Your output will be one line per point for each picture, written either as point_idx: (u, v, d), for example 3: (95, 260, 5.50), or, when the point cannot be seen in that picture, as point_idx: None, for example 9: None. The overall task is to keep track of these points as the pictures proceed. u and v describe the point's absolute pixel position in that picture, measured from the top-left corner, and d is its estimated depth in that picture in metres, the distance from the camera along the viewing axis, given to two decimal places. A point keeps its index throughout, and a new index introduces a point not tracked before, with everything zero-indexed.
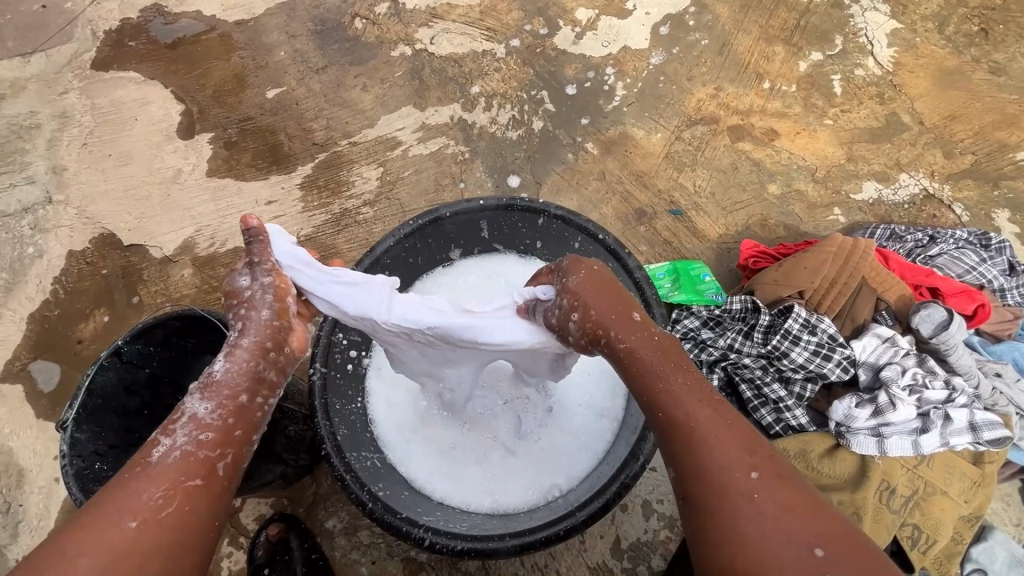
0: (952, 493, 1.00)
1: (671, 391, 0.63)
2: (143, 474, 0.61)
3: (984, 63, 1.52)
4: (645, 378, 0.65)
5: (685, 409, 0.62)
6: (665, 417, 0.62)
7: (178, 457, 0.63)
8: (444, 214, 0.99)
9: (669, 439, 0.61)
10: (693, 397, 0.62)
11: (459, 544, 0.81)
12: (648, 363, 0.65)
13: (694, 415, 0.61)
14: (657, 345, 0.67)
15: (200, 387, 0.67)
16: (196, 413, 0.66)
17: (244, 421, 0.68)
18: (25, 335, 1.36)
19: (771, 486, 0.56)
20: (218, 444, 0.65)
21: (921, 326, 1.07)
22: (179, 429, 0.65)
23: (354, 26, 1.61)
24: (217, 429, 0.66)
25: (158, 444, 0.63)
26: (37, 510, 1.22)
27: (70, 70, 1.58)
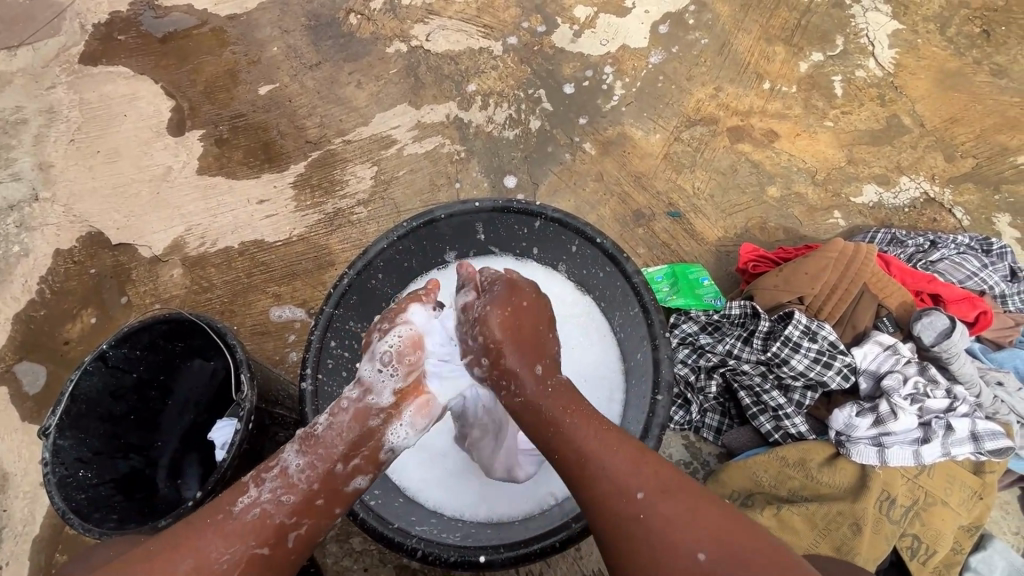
0: (952, 503, 0.99)
1: (572, 434, 0.70)
2: (225, 526, 0.68)
3: (985, 65, 1.51)
4: (543, 422, 0.74)
5: (585, 443, 0.69)
6: (567, 452, 0.70)
7: (256, 515, 0.69)
8: (439, 215, 0.95)
9: (575, 476, 0.68)
10: (597, 433, 0.70)
11: (452, 555, 0.79)
12: (550, 409, 0.74)
13: (600, 452, 0.68)
14: (553, 393, 0.76)
15: (300, 444, 0.72)
16: (288, 469, 0.72)
17: (326, 490, 0.72)
18: (11, 336, 1.33)
19: (657, 500, 0.64)
20: (295, 512, 0.70)
21: (922, 333, 1.06)
22: (267, 483, 0.71)
23: (349, 21, 1.58)
24: (299, 493, 0.71)
25: (245, 495, 0.70)
26: (22, 516, 1.20)
27: (58, 64, 1.55)
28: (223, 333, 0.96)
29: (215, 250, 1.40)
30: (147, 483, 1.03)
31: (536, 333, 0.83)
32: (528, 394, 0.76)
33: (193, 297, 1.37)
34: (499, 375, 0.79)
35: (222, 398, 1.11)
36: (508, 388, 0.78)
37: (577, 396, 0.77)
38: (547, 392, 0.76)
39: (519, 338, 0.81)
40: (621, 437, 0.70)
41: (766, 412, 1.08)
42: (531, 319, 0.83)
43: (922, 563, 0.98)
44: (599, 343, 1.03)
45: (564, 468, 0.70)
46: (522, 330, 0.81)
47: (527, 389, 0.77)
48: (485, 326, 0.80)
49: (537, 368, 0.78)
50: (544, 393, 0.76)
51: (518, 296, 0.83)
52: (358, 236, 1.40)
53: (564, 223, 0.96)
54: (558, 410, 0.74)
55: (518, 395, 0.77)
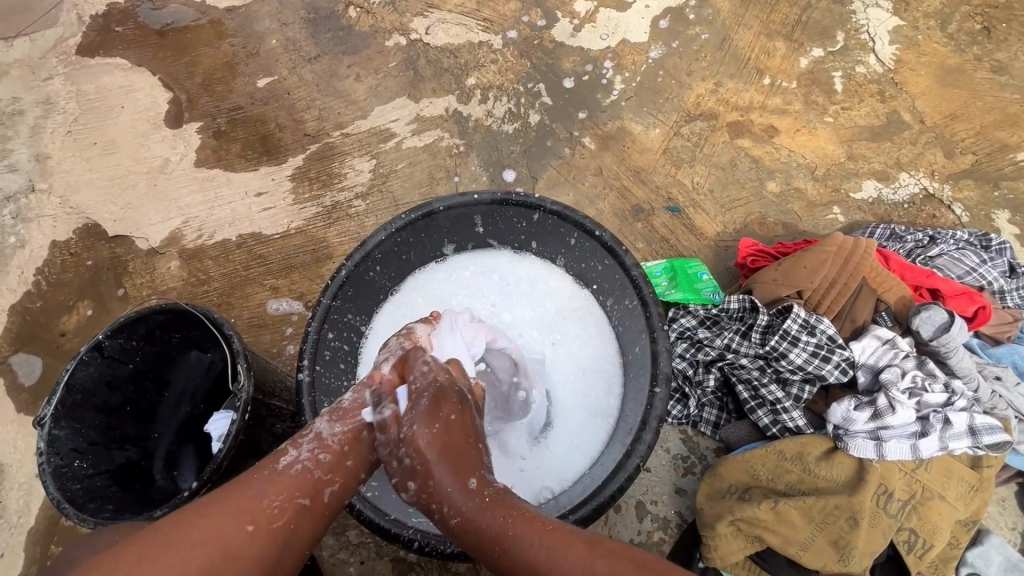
0: (949, 497, 0.99)
1: (519, 549, 0.63)
2: (272, 478, 0.68)
3: (986, 62, 1.51)
4: (486, 542, 0.64)
5: (533, 558, 0.62)
6: (521, 572, 0.62)
7: (298, 470, 0.69)
8: (437, 208, 0.95)
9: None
10: (543, 541, 0.62)
11: (449, 547, 0.78)
12: (484, 524, 0.65)
13: (553, 562, 0.61)
14: (491, 504, 0.66)
15: (331, 411, 0.73)
16: (322, 432, 0.72)
17: (357, 454, 0.72)
18: (7, 327, 1.32)
19: None
20: (331, 469, 0.70)
21: (921, 328, 1.05)
22: (306, 444, 0.71)
23: (348, 14, 1.57)
24: (334, 452, 0.71)
25: (286, 454, 0.70)
26: (17, 507, 1.20)
27: (55, 55, 1.54)
28: (220, 324, 0.96)
29: (213, 242, 1.40)
30: (143, 474, 1.03)
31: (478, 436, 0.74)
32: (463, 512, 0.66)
33: (190, 289, 1.36)
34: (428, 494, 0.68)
35: (219, 389, 1.11)
36: (440, 509, 0.67)
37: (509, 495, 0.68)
38: (484, 503, 0.66)
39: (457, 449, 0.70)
40: (568, 533, 0.63)
41: (764, 407, 1.07)
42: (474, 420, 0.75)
43: (918, 557, 0.98)
44: (597, 337, 1.03)
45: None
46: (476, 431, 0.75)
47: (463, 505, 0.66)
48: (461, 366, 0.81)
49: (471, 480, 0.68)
50: (481, 506, 0.66)
51: (445, 408, 0.72)
52: (356, 229, 1.40)
53: (563, 216, 0.95)
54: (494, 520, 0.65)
55: (452, 516, 0.67)
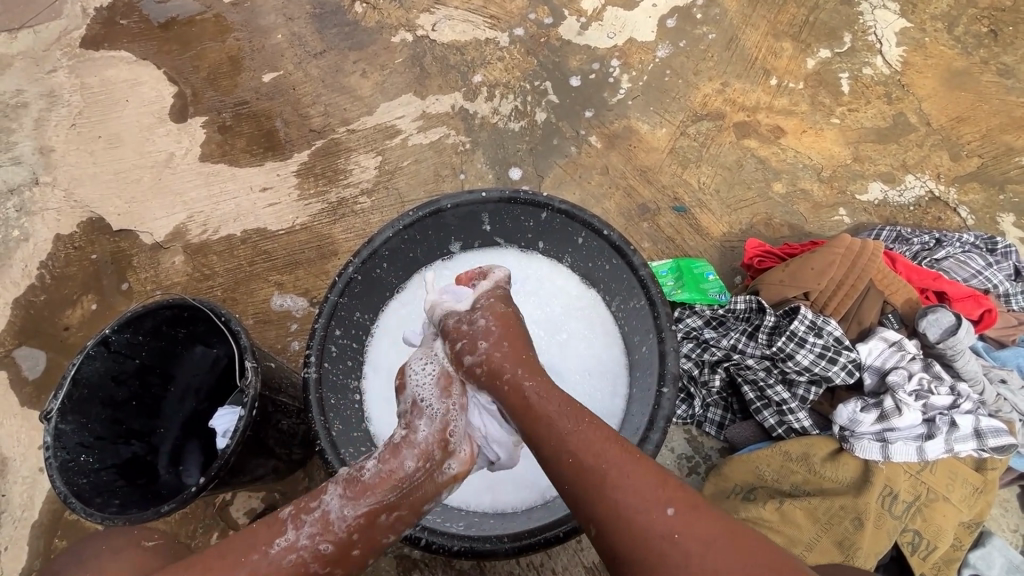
0: (954, 499, 1.00)
1: (586, 437, 0.66)
2: (261, 569, 0.65)
3: (992, 65, 1.51)
4: (547, 421, 0.68)
5: (603, 450, 0.65)
6: (586, 458, 0.64)
7: (293, 560, 0.66)
8: (445, 205, 0.95)
9: (589, 481, 0.63)
10: (618, 443, 0.65)
11: (456, 544, 0.79)
12: (561, 408, 0.69)
13: (619, 460, 0.64)
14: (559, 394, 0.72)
15: (346, 487, 0.70)
16: (329, 513, 0.69)
17: (365, 542, 0.69)
18: (11, 321, 1.32)
19: (689, 516, 0.59)
20: (330, 561, 0.67)
21: (928, 330, 1.06)
22: (306, 527, 0.68)
23: (354, 10, 1.57)
24: (337, 542, 0.68)
25: (283, 537, 0.67)
26: (20, 501, 1.19)
27: (59, 47, 1.53)
28: (228, 319, 0.96)
29: (217, 237, 1.39)
30: (148, 469, 1.03)
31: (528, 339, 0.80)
32: (529, 389, 0.71)
33: (195, 284, 1.36)
34: (494, 368, 0.75)
35: (224, 384, 1.11)
36: (509, 378, 0.73)
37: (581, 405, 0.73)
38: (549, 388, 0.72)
39: (521, 333, 0.79)
40: (637, 449, 0.66)
41: (770, 407, 1.07)
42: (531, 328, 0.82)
43: (922, 558, 0.98)
44: (603, 336, 1.03)
45: (579, 475, 0.64)
46: (514, 328, 0.79)
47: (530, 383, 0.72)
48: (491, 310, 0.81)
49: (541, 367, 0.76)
50: (545, 388, 0.72)
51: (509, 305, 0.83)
52: (361, 226, 1.40)
53: (571, 215, 0.95)
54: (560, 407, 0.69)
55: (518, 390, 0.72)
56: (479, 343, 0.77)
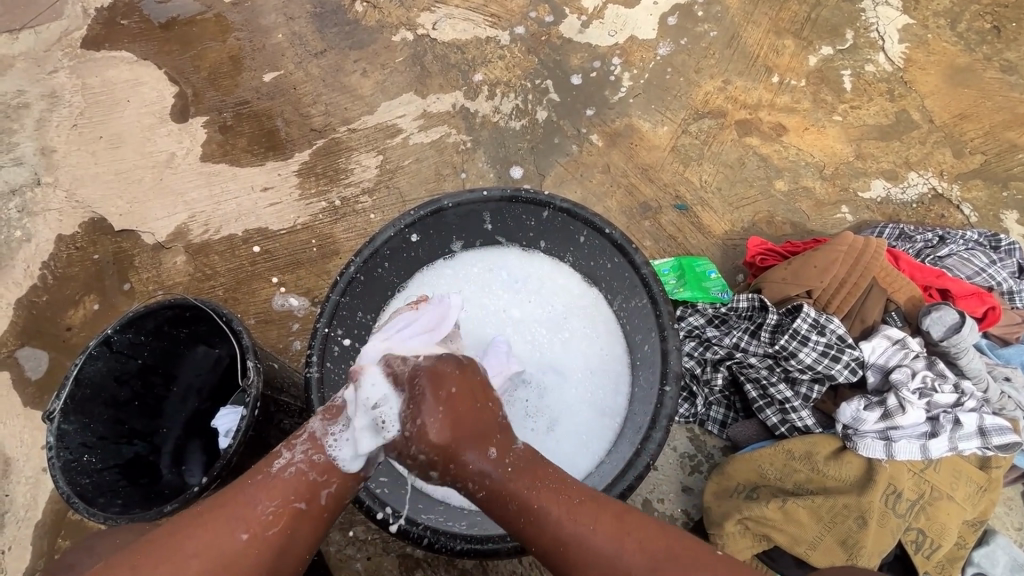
0: (958, 498, 1.00)
1: (551, 521, 0.65)
2: (267, 484, 0.68)
3: (995, 61, 1.50)
4: (514, 513, 0.67)
5: (563, 531, 0.65)
6: (548, 545, 0.65)
7: (294, 472, 0.69)
8: (446, 204, 0.95)
9: (553, 562, 0.66)
10: (575, 517, 0.65)
11: (459, 544, 0.79)
12: (517, 495, 0.67)
13: (582, 537, 0.64)
14: (515, 474, 0.68)
15: (325, 412, 0.73)
16: (314, 433, 0.72)
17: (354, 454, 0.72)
18: (13, 321, 1.32)
19: None
20: (327, 470, 0.70)
21: (931, 328, 1.05)
22: (299, 446, 0.71)
23: (354, 9, 1.56)
24: (330, 452, 0.71)
25: (279, 457, 0.70)
26: (24, 501, 1.20)
27: (60, 48, 1.53)
28: (230, 319, 0.96)
29: (219, 237, 1.39)
30: (150, 469, 1.03)
31: (472, 411, 0.70)
32: (487, 486, 0.67)
33: (197, 284, 1.36)
34: (454, 476, 0.68)
35: (226, 384, 1.11)
36: (463, 483, 0.68)
37: (543, 464, 0.70)
38: (507, 473, 0.68)
39: (462, 424, 0.68)
40: (600, 513, 0.66)
41: (773, 406, 1.07)
42: (467, 400, 0.70)
43: (925, 557, 0.98)
44: (605, 335, 1.03)
45: (543, 557, 0.66)
46: (458, 419, 0.68)
47: (483, 478, 0.67)
48: (422, 439, 0.66)
49: (492, 450, 0.68)
50: (503, 475, 0.68)
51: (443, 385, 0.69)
52: (362, 225, 1.40)
53: (573, 214, 0.95)
54: (522, 490, 0.67)
55: (478, 489, 0.68)
56: (430, 472, 0.68)
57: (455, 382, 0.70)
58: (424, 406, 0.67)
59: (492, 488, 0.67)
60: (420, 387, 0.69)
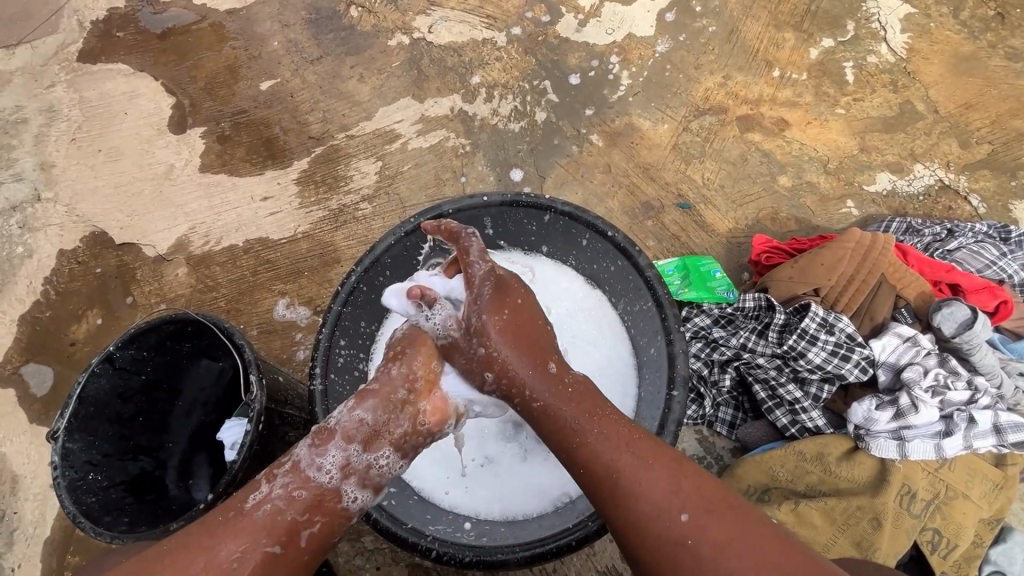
0: (974, 496, 0.98)
1: (598, 443, 0.69)
2: (237, 524, 0.67)
3: (1000, 49, 1.48)
4: (566, 432, 0.71)
5: (613, 456, 0.68)
6: (600, 467, 0.68)
7: (268, 511, 0.69)
8: (447, 211, 0.94)
9: (603, 492, 0.67)
10: (628, 445, 0.68)
11: (468, 555, 0.78)
12: (572, 416, 0.72)
13: (630, 463, 0.67)
14: (573, 398, 0.73)
15: (314, 436, 0.73)
16: (300, 463, 0.72)
17: (337, 491, 0.72)
18: (17, 338, 1.32)
19: (699, 518, 0.63)
20: (308, 509, 0.70)
21: (943, 324, 1.04)
22: (279, 479, 0.71)
23: (350, 14, 1.55)
24: (311, 490, 0.71)
25: (256, 491, 0.70)
26: (32, 518, 1.20)
27: (57, 62, 1.53)
28: (231, 333, 0.95)
29: (220, 248, 1.39)
30: (157, 485, 1.02)
31: (539, 336, 0.80)
32: (547, 403, 0.74)
33: (199, 296, 1.36)
34: (507, 386, 0.76)
35: (230, 397, 1.10)
36: (521, 395, 0.75)
37: (597, 395, 0.75)
38: (568, 397, 0.74)
39: (522, 336, 0.79)
40: (653, 446, 0.69)
41: (782, 407, 1.06)
42: (527, 315, 0.81)
43: (942, 557, 0.96)
44: (611, 338, 1.01)
45: (593, 482, 0.68)
46: (522, 327, 0.79)
47: (546, 395, 0.74)
48: (483, 334, 0.79)
49: (549, 367, 0.76)
50: (564, 398, 0.74)
51: (509, 295, 0.81)
52: (363, 232, 1.39)
53: (575, 217, 0.94)
54: (577, 416, 0.72)
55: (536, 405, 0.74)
56: (485, 375, 0.78)
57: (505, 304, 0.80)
58: (484, 301, 0.80)
59: (552, 406, 0.73)
60: (486, 289, 0.80)
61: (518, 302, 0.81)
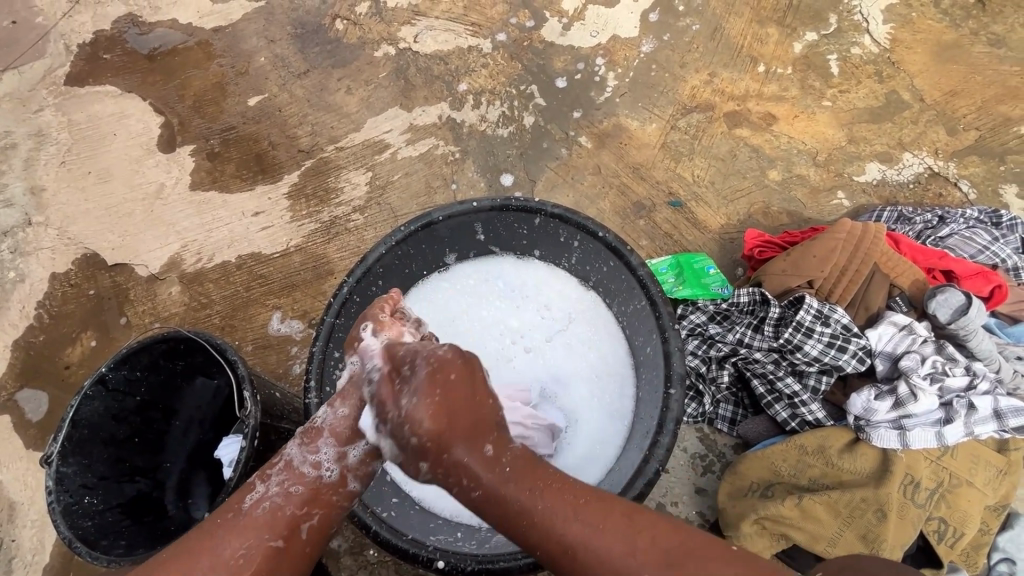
0: (979, 484, 0.97)
1: (548, 523, 0.63)
2: (234, 523, 0.67)
3: (983, 36, 1.49)
4: (512, 516, 0.64)
5: (566, 531, 0.62)
6: (553, 546, 0.62)
7: (267, 508, 0.68)
8: (436, 218, 0.94)
9: (564, 567, 0.62)
10: (577, 514, 0.63)
11: (469, 564, 0.77)
12: (516, 497, 0.65)
13: (585, 538, 0.61)
14: (511, 474, 0.66)
15: (303, 434, 0.72)
16: (291, 460, 0.71)
17: (334, 487, 0.71)
18: (11, 363, 1.31)
19: (663, 574, 0.58)
20: (305, 503, 0.70)
21: (938, 311, 1.03)
22: (273, 478, 0.71)
23: (335, 27, 1.56)
24: (307, 484, 0.70)
25: (252, 491, 0.70)
26: (31, 545, 1.18)
27: (44, 87, 1.53)
28: (224, 349, 0.95)
29: (212, 265, 1.38)
30: (155, 506, 1.01)
31: (474, 407, 0.68)
32: (488, 487, 0.65)
33: (193, 313, 1.35)
34: (446, 473, 0.66)
35: (227, 415, 1.09)
36: (461, 485, 0.66)
37: (540, 466, 0.68)
38: (505, 475, 0.66)
39: (460, 416, 0.67)
40: (603, 508, 0.63)
41: (782, 401, 1.05)
42: (469, 389, 0.68)
43: (950, 546, 0.95)
44: (607, 339, 1.01)
45: (552, 563, 0.63)
46: (456, 403, 0.67)
47: (485, 480, 0.65)
48: (415, 422, 0.65)
49: (487, 450, 0.67)
50: (501, 478, 0.66)
51: (442, 372, 0.68)
52: (355, 243, 1.39)
53: (565, 219, 0.94)
54: (519, 491, 0.65)
55: (474, 491, 0.66)
56: (420, 463, 0.66)
57: (451, 377, 0.68)
58: (415, 390, 0.67)
59: (492, 490, 0.65)
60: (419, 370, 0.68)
61: (455, 374, 0.68)
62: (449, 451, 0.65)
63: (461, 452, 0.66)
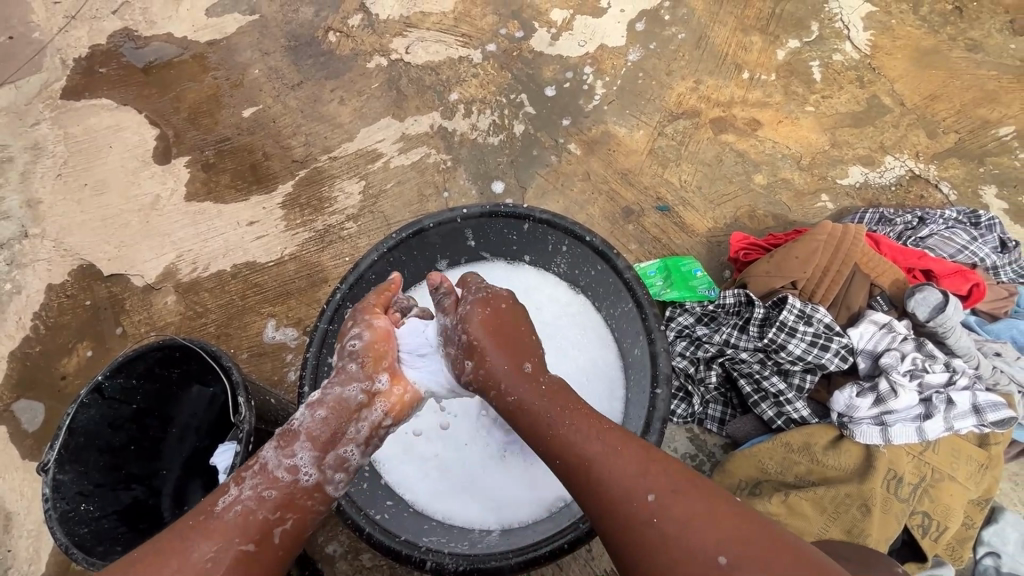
0: (961, 478, 0.99)
1: (571, 438, 0.69)
2: (207, 526, 0.66)
3: (961, 41, 1.52)
4: (541, 426, 0.72)
5: (584, 445, 0.68)
6: (572, 457, 0.68)
7: (239, 511, 0.68)
8: (427, 225, 0.96)
9: (578, 482, 0.67)
10: (598, 435, 0.68)
11: (460, 564, 0.78)
12: (546, 412, 0.72)
13: (602, 454, 0.67)
14: (548, 394, 0.75)
15: (279, 438, 0.72)
16: (267, 464, 0.71)
17: (306, 491, 0.72)
18: (7, 374, 1.32)
19: (667, 500, 0.62)
20: (278, 507, 0.70)
21: (917, 310, 1.06)
22: (248, 481, 0.70)
23: (328, 39, 1.59)
24: (280, 489, 0.70)
25: (225, 494, 0.69)
26: (27, 555, 1.19)
27: (41, 101, 1.55)
28: (219, 356, 0.96)
29: (208, 274, 1.40)
30: (150, 513, 1.02)
31: (515, 336, 0.81)
32: (520, 397, 0.74)
33: (189, 322, 1.36)
34: (484, 378, 0.77)
35: (223, 422, 1.10)
36: (497, 390, 0.76)
37: (571, 395, 0.76)
38: (540, 392, 0.75)
39: (498, 334, 0.80)
40: (624, 436, 0.69)
41: (768, 399, 1.07)
42: (512, 325, 0.82)
43: (934, 540, 0.97)
44: (595, 342, 1.03)
45: (568, 476, 0.68)
46: (501, 329, 0.80)
47: (520, 392, 0.75)
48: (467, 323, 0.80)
49: (524, 366, 0.77)
50: (536, 393, 0.75)
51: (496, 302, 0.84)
52: (349, 251, 1.41)
53: (552, 224, 0.96)
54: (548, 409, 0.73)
55: (510, 399, 0.75)
56: (466, 364, 0.78)
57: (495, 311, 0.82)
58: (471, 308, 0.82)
59: (525, 401, 0.74)
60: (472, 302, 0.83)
61: (501, 307, 0.84)
62: (485, 360, 0.77)
63: (497, 363, 0.77)
